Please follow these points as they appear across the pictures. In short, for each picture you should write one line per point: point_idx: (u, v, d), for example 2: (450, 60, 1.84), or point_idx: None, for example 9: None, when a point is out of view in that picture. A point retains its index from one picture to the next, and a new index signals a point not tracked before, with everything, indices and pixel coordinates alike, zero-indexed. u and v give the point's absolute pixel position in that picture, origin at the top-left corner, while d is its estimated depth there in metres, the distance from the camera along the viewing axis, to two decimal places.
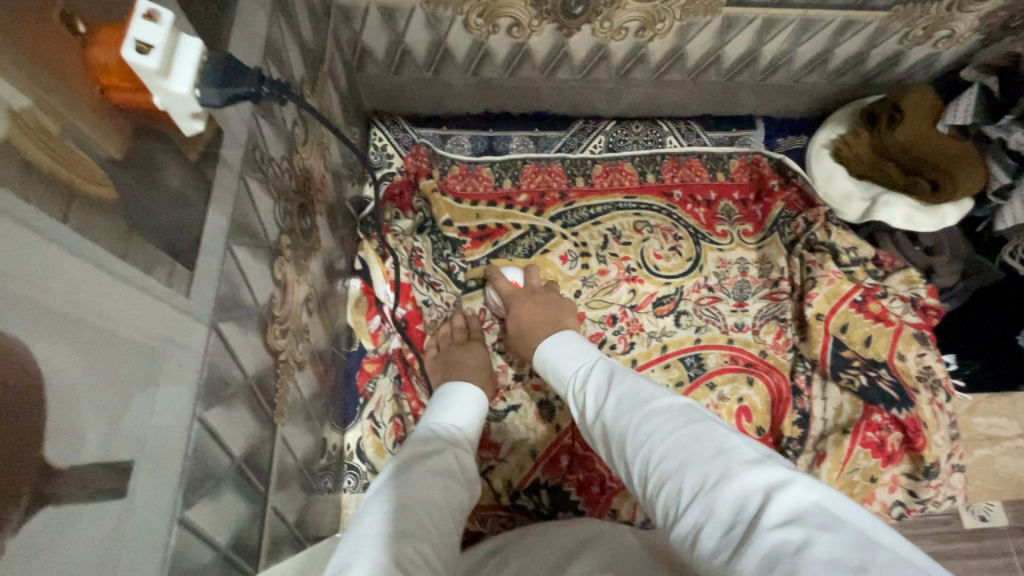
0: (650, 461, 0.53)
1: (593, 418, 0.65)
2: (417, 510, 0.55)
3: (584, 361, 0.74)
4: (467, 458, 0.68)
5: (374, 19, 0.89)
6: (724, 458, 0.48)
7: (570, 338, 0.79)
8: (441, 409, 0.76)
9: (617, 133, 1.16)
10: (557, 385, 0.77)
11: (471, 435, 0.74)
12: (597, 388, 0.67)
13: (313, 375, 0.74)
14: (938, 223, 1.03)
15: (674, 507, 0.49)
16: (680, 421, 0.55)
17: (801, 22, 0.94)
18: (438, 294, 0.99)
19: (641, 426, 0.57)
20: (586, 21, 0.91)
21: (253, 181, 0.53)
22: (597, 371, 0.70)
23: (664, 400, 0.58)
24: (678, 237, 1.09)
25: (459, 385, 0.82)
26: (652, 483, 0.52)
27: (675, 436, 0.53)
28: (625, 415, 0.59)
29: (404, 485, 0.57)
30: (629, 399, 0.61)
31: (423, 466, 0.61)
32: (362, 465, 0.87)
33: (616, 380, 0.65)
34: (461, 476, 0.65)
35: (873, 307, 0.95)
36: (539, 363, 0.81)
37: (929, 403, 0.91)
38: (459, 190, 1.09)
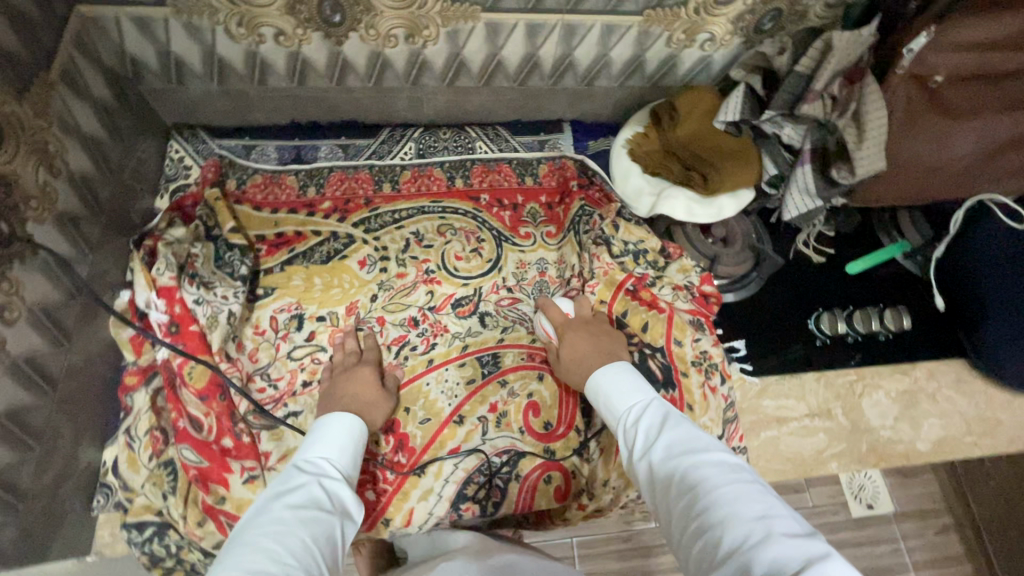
0: (694, 508, 0.55)
1: (641, 457, 0.66)
2: (275, 547, 0.54)
3: (641, 399, 0.74)
4: (335, 487, 0.67)
5: (129, 28, 0.89)
6: (768, 521, 0.51)
7: (628, 372, 0.79)
8: (309, 444, 0.74)
9: (425, 139, 1.18)
10: (608, 417, 0.77)
11: (346, 462, 0.74)
12: (650, 430, 0.67)
13: (16, 388, 0.71)
14: (717, 214, 1.07)
15: (709, 556, 0.51)
16: (729, 475, 0.57)
17: (564, 27, 0.98)
18: (211, 291, 0.94)
19: (690, 473, 0.58)
20: (350, 29, 0.93)
21: None
22: (652, 410, 0.70)
23: (716, 452, 0.60)
24: (481, 240, 1.11)
25: (334, 417, 0.80)
26: (691, 532, 0.54)
27: (725, 491, 0.55)
28: (674, 459, 0.61)
29: (260, 525, 0.57)
30: (680, 446, 0.62)
31: (281, 504, 0.61)
32: (115, 482, 0.84)
33: (670, 424, 0.66)
34: (331, 507, 0.64)
35: (644, 295, 0.99)
36: (592, 393, 0.81)
37: (699, 386, 0.94)
38: (259, 200, 1.08)
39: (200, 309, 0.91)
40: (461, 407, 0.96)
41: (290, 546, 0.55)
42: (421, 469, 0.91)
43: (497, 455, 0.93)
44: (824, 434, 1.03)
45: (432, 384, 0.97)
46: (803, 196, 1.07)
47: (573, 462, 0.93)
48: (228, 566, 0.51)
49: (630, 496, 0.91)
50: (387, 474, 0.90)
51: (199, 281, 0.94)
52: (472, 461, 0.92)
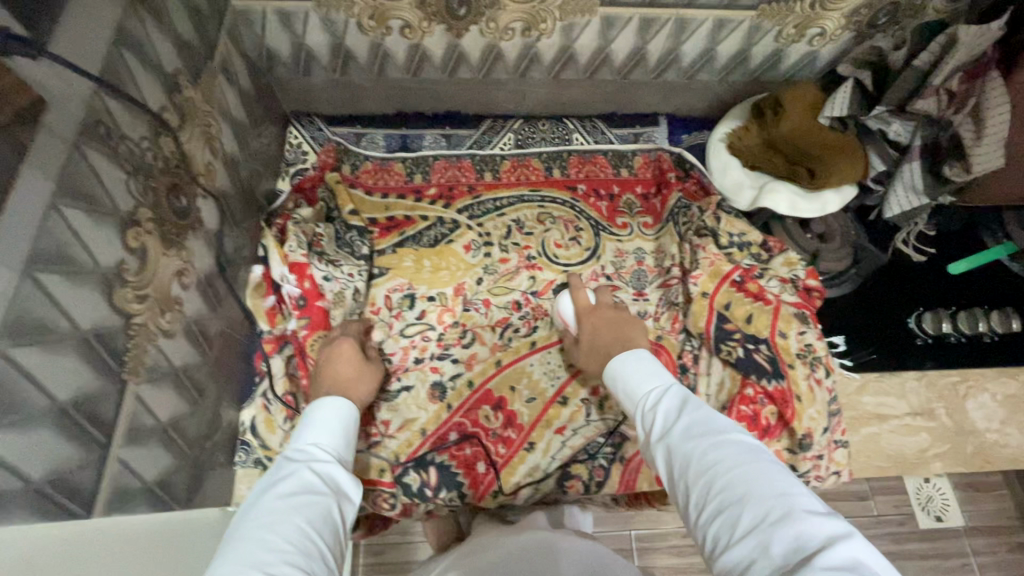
0: (711, 487, 0.55)
1: (657, 439, 0.65)
2: (270, 539, 0.53)
3: (660, 383, 0.72)
4: (325, 468, 0.66)
5: (273, 22, 0.96)
6: (790, 500, 0.50)
7: (644, 358, 0.77)
8: (302, 428, 0.73)
9: (525, 130, 1.21)
10: (623, 401, 0.75)
11: (338, 442, 0.73)
12: (668, 413, 0.66)
13: (189, 346, 0.78)
14: (821, 209, 1.08)
15: (728, 534, 0.51)
16: (747, 456, 0.56)
17: (676, 21, 1.00)
18: (339, 269, 1.02)
19: (709, 454, 0.57)
20: (472, 22, 0.98)
21: (96, 152, 0.58)
22: (670, 394, 0.69)
23: (737, 433, 0.59)
24: (579, 229, 1.14)
25: (321, 403, 0.78)
26: (708, 511, 0.54)
27: (746, 472, 0.54)
28: (692, 441, 0.60)
29: (254, 518, 0.56)
30: (700, 427, 0.61)
31: (272, 494, 0.59)
32: (253, 440, 0.92)
33: (689, 407, 0.65)
34: (325, 488, 0.63)
35: (751, 287, 1.00)
36: (609, 377, 0.80)
37: (806, 378, 0.95)
38: (371, 184, 1.15)
39: (328, 285, 0.99)
40: (565, 388, 0.99)
41: (285, 536, 0.53)
42: (531, 445, 0.95)
43: (602, 435, 0.96)
44: (927, 433, 1.02)
45: (536, 365, 1.01)
46: (909, 192, 1.07)
47: None
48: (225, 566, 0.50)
49: None
50: (498, 448, 0.95)
51: (326, 259, 1.01)
52: (579, 440, 0.95)
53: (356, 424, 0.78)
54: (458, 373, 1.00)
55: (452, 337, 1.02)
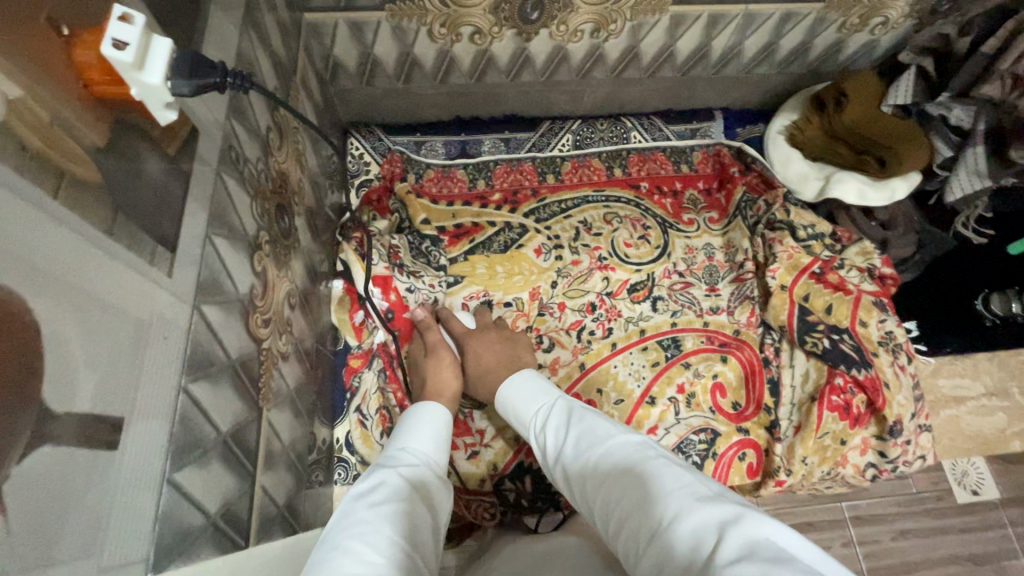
0: (613, 503, 0.56)
1: (559, 462, 0.67)
2: (363, 548, 0.48)
3: (547, 401, 0.76)
4: (416, 475, 0.64)
5: (344, 34, 0.95)
6: (677, 492, 0.51)
7: (533, 377, 0.81)
8: (401, 433, 0.73)
9: (583, 131, 1.20)
10: (523, 430, 0.78)
11: (429, 449, 0.71)
12: (558, 432, 0.69)
13: (298, 367, 0.77)
14: (889, 197, 1.07)
15: (636, 546, 0.51)
16: (637, 460, 0.58)
17: (745, 16, 1.00)
18: (420, 280, 1.03)
19: (604, 469, 0.60)
20: (543, 26, 0.97)
21: (230, 178, 0.57)
22: (557, 411, 0.72)
23: (622, 440, 0.61)
24: (647, 227, 1.14)
25: (425, 406, 0.79)
26: (614, 526, 0.54)
27: (633, 475, 0.56)
28: (586, 460, 0.62)
29: (345, 529, 0.52)
30: (587, 440, 0.64)
31: (364, 502, 0.55)
32: (352, 457, 0.91)
33: (577, 421, 0.68)
34: (411, 494, 0.59)
35: (832, 278, 1.00)
36: (502, 405, 0.82)
37: (890, 365, 0.96)
38: (435, 193, 1.14)
39: (412, 297, 1.00)
40: (651, 388, 1.00)
41: (377, 548, 0.49)
42: None
43: (694, 433, 0.97)
44: (1004, 413, 1.04)
45: (620, 366, 1.02)
46: (972, 176, 1.07)
47: (766, 439, 0.97)
48: None
49: (823, 472, 0.94)
50: None
51: (406, 271, 1.02)
52: (672, 439, 0.96)
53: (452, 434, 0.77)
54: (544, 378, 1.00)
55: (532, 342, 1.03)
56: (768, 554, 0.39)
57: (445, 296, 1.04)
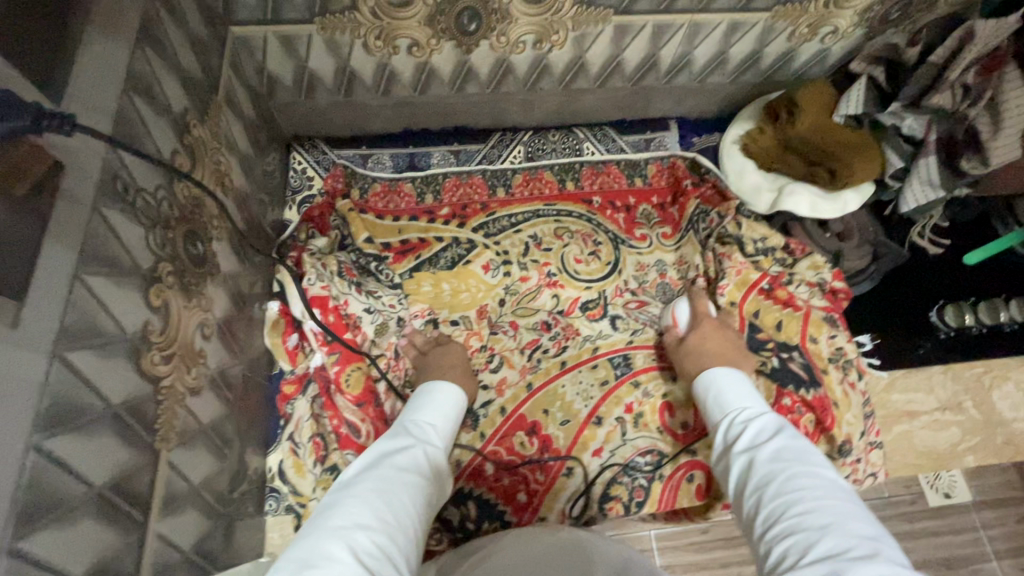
0: (790, 508, 0.55)
1: (744, 455, 0.67)
2: (381, 505, 0.56)
3: (755, 403, 0.75)
4: (436, 453, 0.70)
5: (274, 47, 0.92)
6: (879, 545, 0.48)
7: (740, 378, 0.80)
8: (418, 405, 0.78)
9: (534, 142, 1.18)
10: (711, 415, 0.78)
11: (444, 428, 0.76)
12: (759, 432, 0.68)
13: (215, 399, 0.74)
14: (841, 208, 1.06)
15: (797, 557, 0.50)
16: (831, 491, 0.56)
17: (690, 26, 0.98)
18: (379, 299, 1.00)
19: (797, 479, 0.58)
20: (482, 37, 0.94)
21: (115, 211, 0.54)
22: (763, 416, 0.71)
23: (829, 473, 0.59)
24: (598, 243, 1.11)
25: (442, 386, 0.84)
26: (779, 531, 0.54)
27: (831, 504, 0.54)
28: (782, 463, 0.61)
29: (368, 480, 0.60)
30: (791, 453, 0.62)
31: (390, 463, 0.63)
32: (284, 486, 0.88)
33: (784, 434, 0.66)
34: (427, 470, 0.66)
35: (780, 294, 0.99)
36: (700, 388, 0.83)
37: (840, 383, 0.95)
38: (381, 208, 1.11)
39: (368, 317, 0.97)
40: (598, 408, 0.97)
41: (393, 508, 0.57)
42: (570, 470, 0.93)
43: (640, 455, 0.94)
44: (957, 428, 1.02)
45: (568, 386, 0.99)
46: (926, 186, 1.05)
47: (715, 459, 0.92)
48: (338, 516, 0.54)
49: None
50: (537, 475, 0.92)
51: (365, 289, 0.99)
52: (617, 461, 0.94)
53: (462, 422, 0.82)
54: (489, 400, 0.97)
55: (480, 361, 1.00)
56: None
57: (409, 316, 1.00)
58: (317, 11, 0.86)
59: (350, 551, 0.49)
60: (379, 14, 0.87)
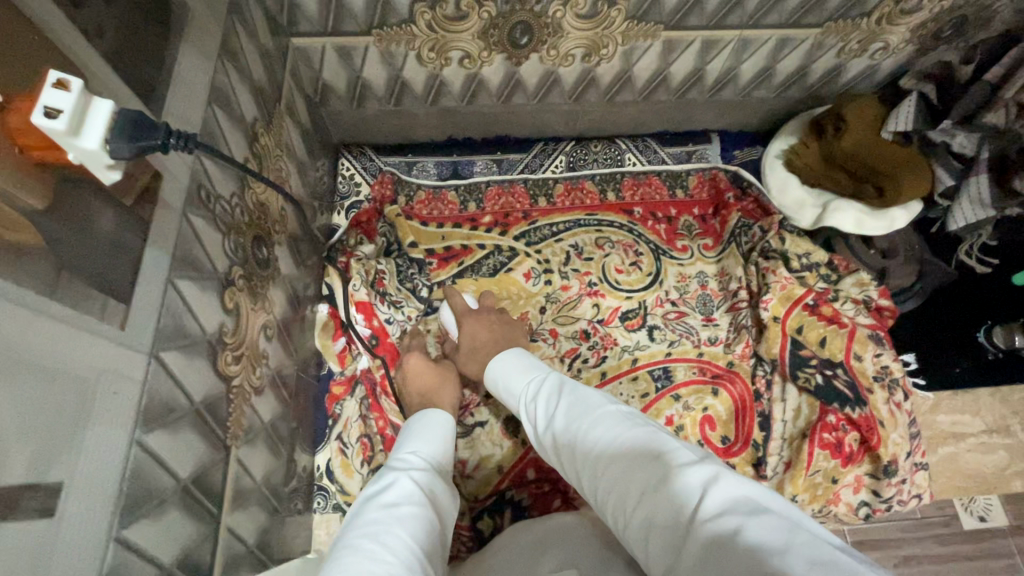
0: (603, 467, 0.54)
1: (547, 430, 0.65)
2: (373, 545, 0.51)
3: (537, 375, 0.74)
4: (425, 477, 0.65)
5: (331, 57, 0.95)
6: (668, 458, 0.50)
7: (521, 357, 0.80)
8: (408, 436, 0.74)
9: (577, 152, 1.19)
10: (509, 403, 0.77)
11: (439, 453, 0.73)
12: (548, 402, 0.68)
13: (273, 398, 0.76)
14: (888, 225, 1.05)
15: (625, 507, 0.50)
16: (627, 428, 0.56)
17: (739, 41, 0.98)
18: (400, 310, 1.02)
19: (594, 433, 0.57)
20: (533, 50, 0.96)
21: (199, 218, 0.57)
22: (547, 385, 0.70)
23: (613, 409, 0.59)
24: (639, 253, 1.12)
25: (430, 415, 0.82)
26: (604, 488, 0.54)
27: (627, 443, 0.54)
28: (578, 427, 0.60)
29: (357, 529, 0.55)
30: (578, 411, 0.62)
31: (376, 503, 0.58)
32: (332, 485, 0.91)
33: (565, 393, 0.66)
34: (421, 498, 0.61)
35: (825, 310, 0.98)
36: (491, 382, 0.82)
37: (885, 403, 0.93)
38: (426, 215, 1.14)
39: (392, 327, 1.00)
40: None
41: (388, 547, 0.52)
42: None
43: None
44: (1004, 451, 1.00)
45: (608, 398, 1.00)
46: (977, 206, 1.03)
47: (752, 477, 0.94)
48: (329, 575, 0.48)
49: (814, 510, 0.92)
50: None
51: (389, 300, 1.02)
52: None
53: (453, 448, 0.79)
54: None
55: None
56: (748, 516, 0.40)
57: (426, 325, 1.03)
58: (376, 24, 0.89)
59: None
60: (435, 27, 0.90)
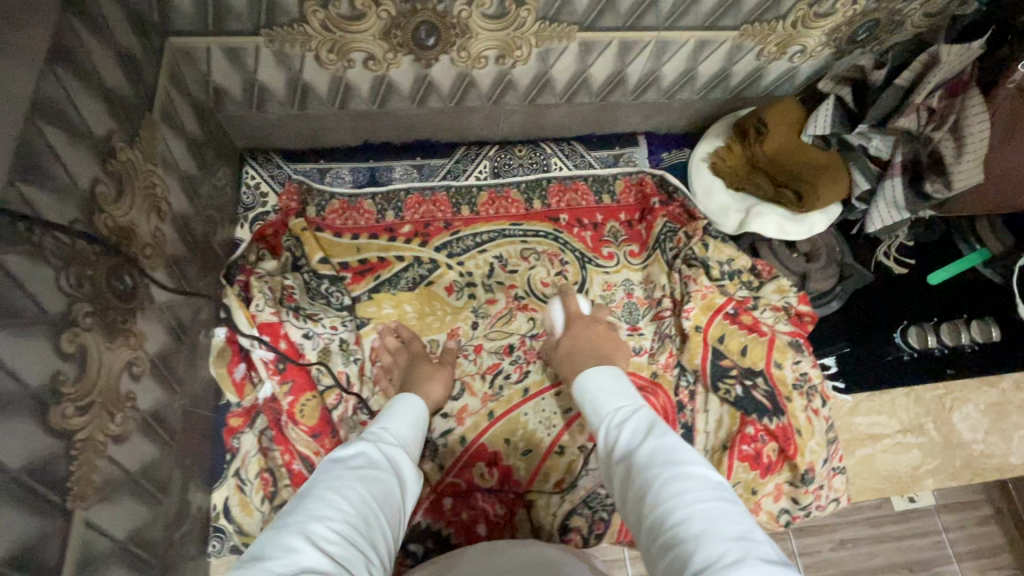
0: (666, 521, 0.51)
1: (621, 458, 0.62)
2: (338, 498, 0.59)
3: (625, 400, 0.70)
4: (391, 449, 0.71)
5: (219, 59, 0.86)
6: (746, 548, 0.47)
7: (614, 377, 0.74)
8: (384, 416, 0.79)
9: (500, 157, 1.15)
10: (589, 417, 0.73)
11: (408, 434, 0.78)
12: (632, 433, 0.63)
13: (147, 443, 0.69)
14: (808, 231, 1.05)
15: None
16: (708, 491, 0.52)
17: (658, 43, 0.95)
18: (319, 323, 0.94)
19: (669, 484, 0.54)
20: (442, 52, 0.90)
21: (14, 256, 0.49)
22: (635, 414, 0.66)
23: (700, 466, 0.55)
24: (565, 262, 1.09)
25: (404, 400, 0.85)
26: (659, 544, 0.51)
27: (703, 509, 0.50)
28: (654, 467, 0.56)
29: (326, 478, 0.62)
30: (663, 453, 0.58)
31: (343, 463, 0.65)
32: (229, 526, 0.84)
33: (655, 430, 0.62)
34: (387, 465, 0.68)
35: (745, 319, 0.98)
36: (574, 390, 0.77)
37: (803, 410, 0.93)
38: (338, 226, 1.06)
39: (309, 343, 0.92)
40: (561, 437, 0.95)
41: (352, 500, 0.59)
42: (530, 501, 0.92)
43: (601, 486, 0.93)
44: (918, 450, 1.03)
45: (530, 413, 0.97)
46: (891, 209, 1.02)
47: None
48: (298, 514, 0.55)
49: None
50: (497, 508, 0.91)
51: (303, 314, 0.94)
52: (578, 493, 0.92)
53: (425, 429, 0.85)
54: (449, 429, 0.94)
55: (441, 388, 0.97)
56: None
57: (352, 337, 0.96)
58: (262, 23, 0.80)
59: (309, 546, 0.51)
60: (331, 26, 0.83)
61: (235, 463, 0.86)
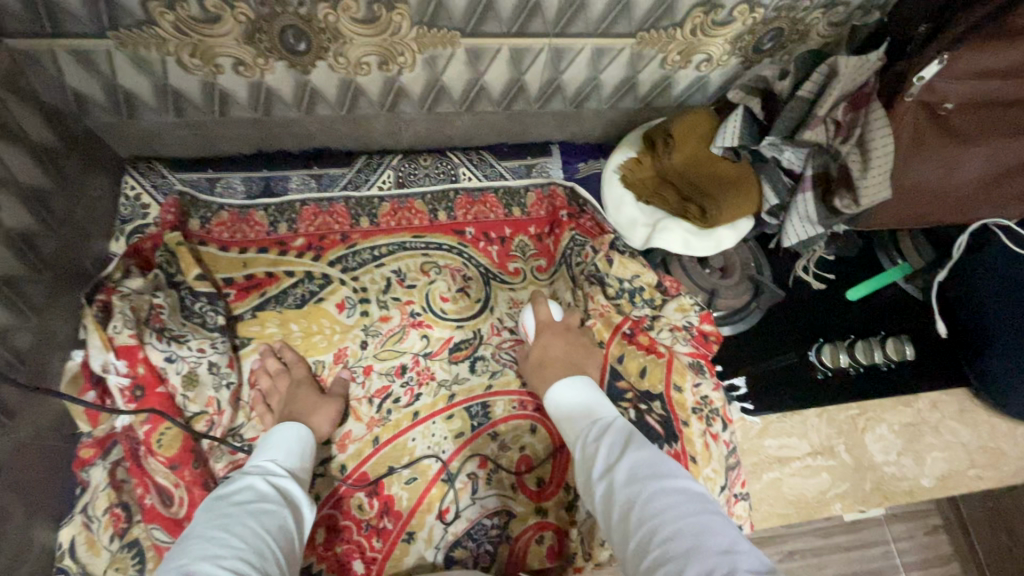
0: (653, 537, 0.53)
1: (600, 477, 0.63)
2: (223, 536, 0.56)
3: (603, 416, 0.72)
4: (280, 480, 0.69)
5: (70, 64, 0.80)
6: (735, 559, 0.49)
7: (586, 388, 0.77)
8: (263, 447, 0.76)
9: (405, 167, 1.08)
10: (565, 432, 0.74)
11: (296, 464, 0.75)
12: (611, 446, 0.65)
13: None
14: (714, 246, 1.02)
15: None
16: (691, 504, 0.54)
17: (551, 51, 0.90)
18: (184, 346, 0.88)
19: (654, 500, 0.56)
20: (317, 57, 0.85)
21: None
22: (614, 429, 0.68)
23: (682, 481, 0.58)
24: (467, 278, 1.04)
25: (287, 427, 0.80)
26: (649, 561, 0.52)
27: (692, 522, 0.52)
28: (638, 484, 0.58)
29: (208, 518, 0.59)
30: (645, 469, 0.59)
31: (228, 501, 0.62)
32: (72, 566, 0.78)
33: (633, 445, 0.64)
34: (277, 497, 0.66)
35: (642, 339, 0.96)
36: (550, 406, 0.79)
37: (701, 435, 0.90)
38: (226, 239, 1.00)
39: (172, 367, 0.86)
40: (450, 463, 0.91)
41: (240, 536, 0.57)
42: (411, 535, 0.87)
43: (488, 516, 0.89)
44: (827, 474, 0.99)
45: (419, 439, 0.92)
46: (806, 224, 0.97)
47: (567, 521, 0.89)
48: (179, 560, 0.53)
49: None
50: (374, 542, 0.86)
51: (168, 336, 0.87)
52: (463, 524, 0.88)
53: (313, 455, 0.81)
54: (329, 457, 0.89)
55: None
56: None
57: (221, 360, 0.91)
58: (107, 25, 0.75)
59: None
60: (186, 29, 0.77)
61: (87, 495, 0.81)
